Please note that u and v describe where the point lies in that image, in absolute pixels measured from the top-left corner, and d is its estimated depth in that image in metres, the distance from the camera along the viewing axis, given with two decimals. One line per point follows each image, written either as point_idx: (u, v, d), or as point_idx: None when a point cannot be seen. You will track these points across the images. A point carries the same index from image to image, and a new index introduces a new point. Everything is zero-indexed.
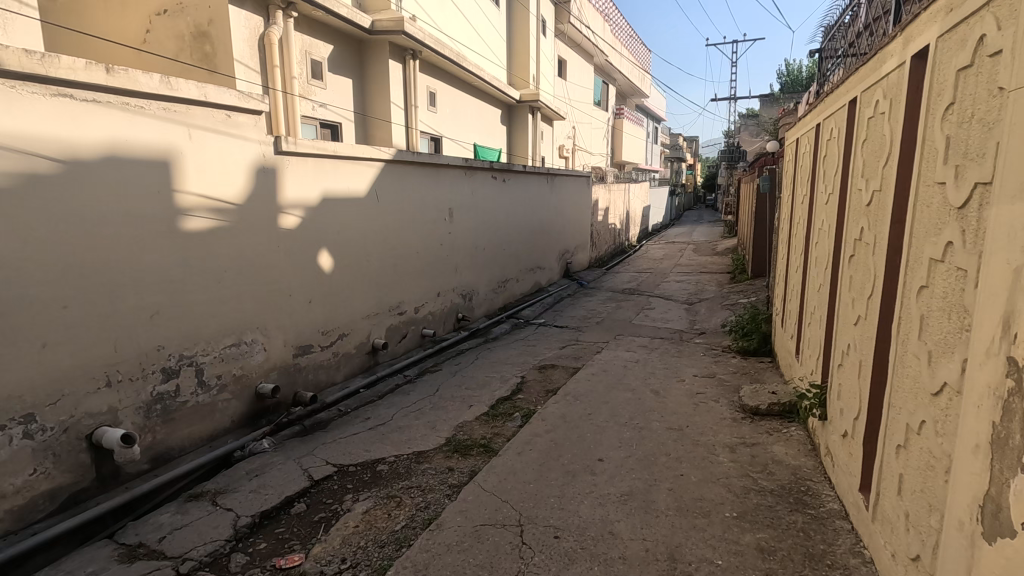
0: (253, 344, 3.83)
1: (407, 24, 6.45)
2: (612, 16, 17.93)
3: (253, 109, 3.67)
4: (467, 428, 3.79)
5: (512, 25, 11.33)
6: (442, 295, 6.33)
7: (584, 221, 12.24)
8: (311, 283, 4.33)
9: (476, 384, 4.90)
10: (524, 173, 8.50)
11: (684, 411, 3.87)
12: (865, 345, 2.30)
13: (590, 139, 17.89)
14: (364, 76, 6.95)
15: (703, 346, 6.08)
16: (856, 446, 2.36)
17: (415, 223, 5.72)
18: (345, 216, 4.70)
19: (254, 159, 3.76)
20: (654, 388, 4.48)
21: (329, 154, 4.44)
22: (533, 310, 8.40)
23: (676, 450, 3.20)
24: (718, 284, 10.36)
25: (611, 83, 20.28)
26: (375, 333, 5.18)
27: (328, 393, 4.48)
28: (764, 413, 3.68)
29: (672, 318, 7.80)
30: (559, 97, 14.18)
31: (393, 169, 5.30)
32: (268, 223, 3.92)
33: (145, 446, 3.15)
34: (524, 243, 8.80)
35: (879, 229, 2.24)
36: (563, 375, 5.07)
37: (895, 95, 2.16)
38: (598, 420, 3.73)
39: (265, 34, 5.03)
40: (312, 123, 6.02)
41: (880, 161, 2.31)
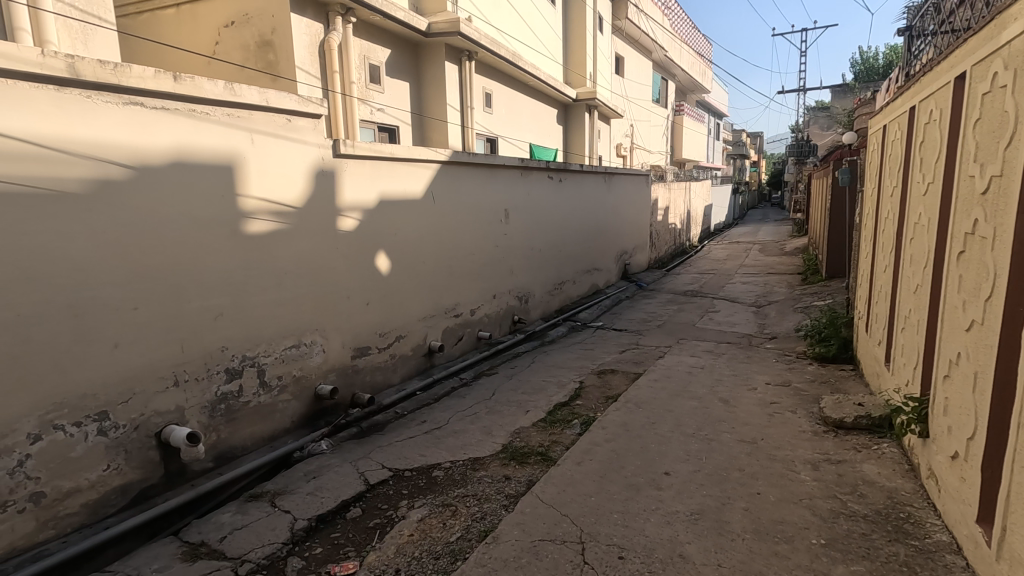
0: (312, 345, 3.86)
1: (463, 25, 6.44)
2: (671, 10, 17.39)
3: (312, 113, 3.71)
4: (524, 435, 3.67)
5: (568, 23, 11.17)
6: (497, 298, 6.25)
7: (642, 221, 11.88)
8: (368, 284, 4.35)
9: (533, 389, 4.76)
10: (581, 172, 8.31)
11: (757, 422, 3.58)
12: (983, 354, 1.99)
13: (649, 137, 17.41)
14: (420, 79, 6.99)
15: (775, 351, 5.68)
16: (971, 471, 2.05)
17: (471, 224, 5.67)
18: (402, 218, 4.69)
19: (313, 162, 3.80)
20: (723, 396, 4.19)
21: (386, 156, 4.44)
22: (590, 312, 8.18)
23: (750, 465, 2.94)
24: (788, 285, 9.75)
25: (671, 79, 19.68)
26: (431, 335, 5.15)
27: (385, 395, 4.48)
28: (850, 427, 3.34)
29: (739, 321, 7.37)
30: (616, 95, 13.88)
31: (449, 170, 5.27)
32: (327, 226, 3.95)
33: (210, 444, 3.22)
34: (581, 244, 8.60)
35: (1001, 221, 1.93)
36: (624, 380, 4.86)
37: (1020, 64, 1.85)
38: (662, 430, 3.51)
39: (325, 40, 5.17)
40: (370, 127, 6.10)
41: (999, 142, 2.00)
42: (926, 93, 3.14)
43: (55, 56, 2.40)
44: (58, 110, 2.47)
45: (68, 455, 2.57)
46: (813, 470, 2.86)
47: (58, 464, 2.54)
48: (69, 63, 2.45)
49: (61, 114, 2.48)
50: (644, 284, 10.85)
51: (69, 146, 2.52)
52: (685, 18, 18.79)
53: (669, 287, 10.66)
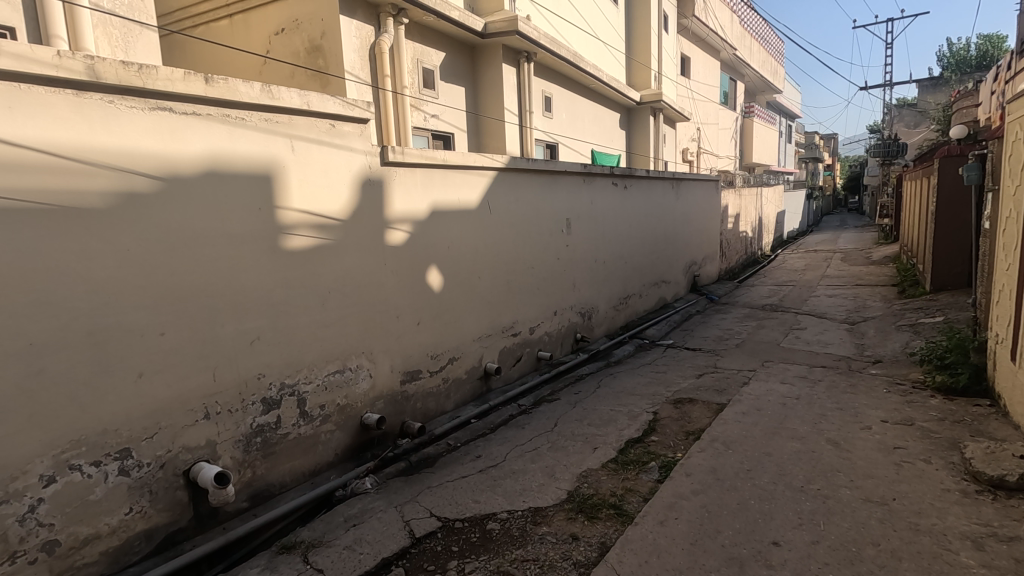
0: (358, 371, 3.53)
1: (521, 23, 6.13)
2: (741, 6, 16.45)
3: (358, 117, 3.41)
4: (593, 479, 3.18)
5: (632, 22, 10.67)
6: (559, 314, 5.77)
7: (713, 229, 11.07)
8: (419, 302, 3.99)
9: (601, 420, 4.24)
10: (648, 177, 7.74)
11: (883, 476, 2.93)
12: None
13: (716, 140, 16.50)
14: (477, 83, 6.70)
15: (883, 379, 4.89)
16: None
17: (530, 235, 5.24)
18: (456, 229, 4.32)
19: (360, 171, 3.49)
20: (831, 437, 3.53)
21: (439, 163, 4.10)
22: (659, 329, 7.55)
23: (887, 539, 2.36)
24: (884, 299, 8.72)
25: (739, 79, 18.65)
26: (488, 357, 4.74)
27: (436, 424, 4.09)
28: (1013, 487, 2.66)
29: (833, 341, 6.53)
30: (682, 96, 13.18)
31: (507, 177, 4.88)
32: (375, 240, 3.63)
33: (245, 482, 2.92)
34: (648, 255, 7.99)
35: None
36: (706, 412, 4.25)
37: None
38: (762, 482, 2.93)
39: (376, 42, 5.05)
40: (424, 134, 5.86)
41: None
42: None
43: (73, 56, 2.19)
44: (77, 116, 2.25)
45: (86, 498, 2.31)
46: (977, 550, 2.24)
47: (75, 509, 2.28)
48: (88, 65, 2.23)
49: (81, 121, 2.26)
50: (715, 297, 10.05)
51: (89, 156, 2.29)
52: (755, 14, 17.77)
53: (744, 300, 9.82)
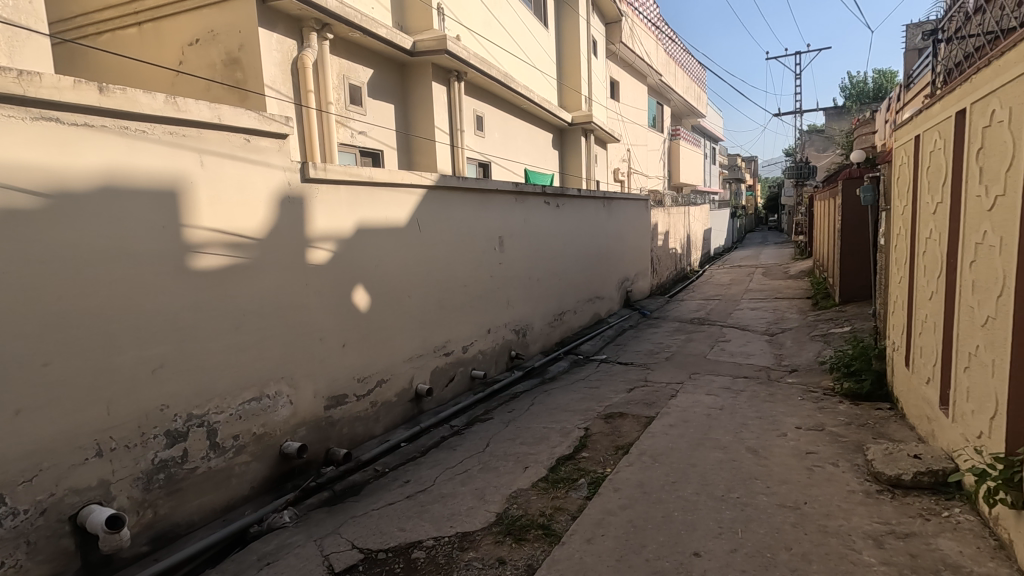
0: (277, 398, 3.34)
1: (451, 43, 6.18)
2: (665, 35, 17.39)
3: (276, 132, 3.28)
4: (522, 500, 3.14)
5: (562, 46, 11.00)
6: (493, 332, 5.74)
7: (644, 246, 11.47)
8: (345, 323, 3.84)
9: (533, 438, 4.23)
10: (579, 197, 7.92)
11: (797, 481, 3.08)
12: None
13: (646, 161, 17.19)
14: (407, 101, 6.67)
15: (799, 387, 5.17)
16: None
17: (462, 253, 5.20)
18: (384, 248, 4.22)
19: (278, 188, 3.35)
20: (751, 445, 3.67)
21: (365, 180, 4.00)
22: (593, 345, 7.68)
23: (799, 543, 2.46)
24: (800, 310, 9.29)
25: (666, 104, 19.58)
26: (419, 377, 4.62)
27: (364, 449, 3.93)
28: (909, 485, 2.85)
29: (754, 352, 6.86)
30: (612, 118, 13.68)
31: (437, 196, 4.83)
32: (296, 259, 3.48)
33: (144, 524, 2.67)
34: (582, 271, 8.14)
35: None
36: (635, 426, 4.33)
37: None
38: (686, 494, 3.00)
39: (299, 57, 4.93)
40: (351, 151, 5.75)
41: None
42: (977, 93, 2.72)
43: None
44: None
45: None
46: (878, 548, 2.37)
47: None
48: None
49: None
50: (647, 312, 10.37)
51: None
52: (678, 44, 18.78)
53: (675, 314, 10.18)
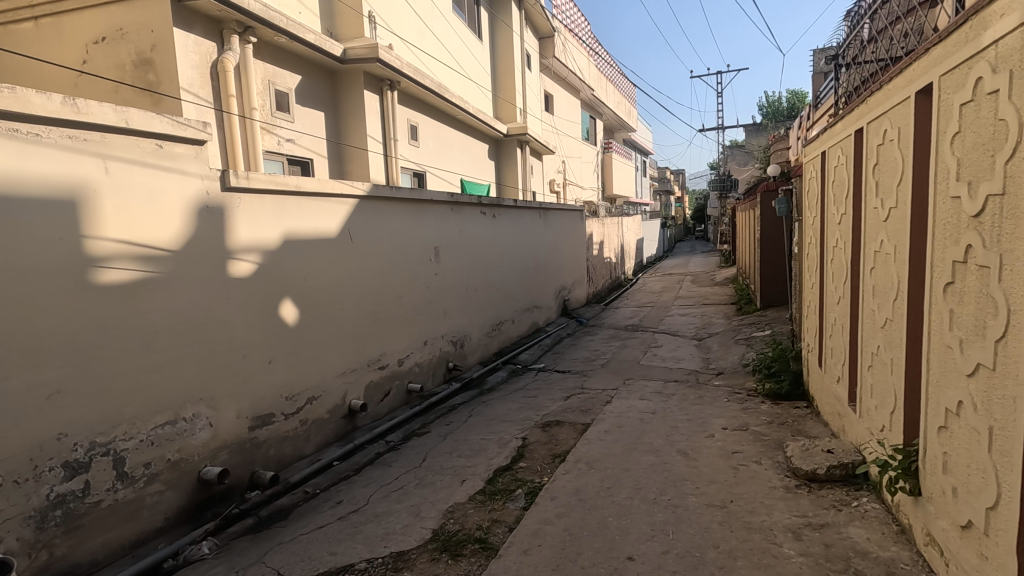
0: (195, 420, 3.12)
1: (382, 51, 6.10)
2: (596, 51, 17.96)
3: (191, 138, 3.09)
4: (459, 514, 3.10)
5: (496, 58, 11.11)
6: (429, 344, 5.65)
7: (580, 255, 11.71)
8: (271, 339, 3.66)
9: (471, 451, 4.18)
10: (516, 207, 7.99)
11: (724, 480, 3.21)
12: (999, 408, 1.71)
13: (581, 173, 17.61)
14: (338, 109, 6.51)
15: (725, 389, 5.42)
16: (995, 550, 1.74)
17: (397, 264, 5.11)
18: (313, 260, 4.07)
19: (195, 197, 3.15)
20: (681, 447, 3.80)
21: (292, 190, 3.84)
22: (531, 354, 7.73)
23: (726, 540, 2.56)
24: (726, 316, 9.77)
25: (599, 118, 20.18)
26: (352, 393, 4.47)
27: (293, 471, 3.75)
28: (823, 479, 3.04)
29: (684, 356, 7.13)
30: (547, 131, 13.95)
31: (370, 206, 4.73)
32: (215, 272, 3.28)
33: (38, 567, 2.41)
34: (519, 281, 8.20)
35: (1009, 247, 1.65)
36: (571, 433, 4.38)
37: (1019, 63, 1.59)
38: (620, 498, 3.07)
39: (219, 60, 4.73)
40: (277, 159, 5.54)
41: (994, 158, 1.74)
42: (872, 114, 2.96)
43: None
44: None
45: None
46: (796, 541, 2.50)
47: None
48: None
49: None
50: (584, 320, 10.56)
51: None
52: (608, 60, 19.43)
53: (610, 322, 10.44)
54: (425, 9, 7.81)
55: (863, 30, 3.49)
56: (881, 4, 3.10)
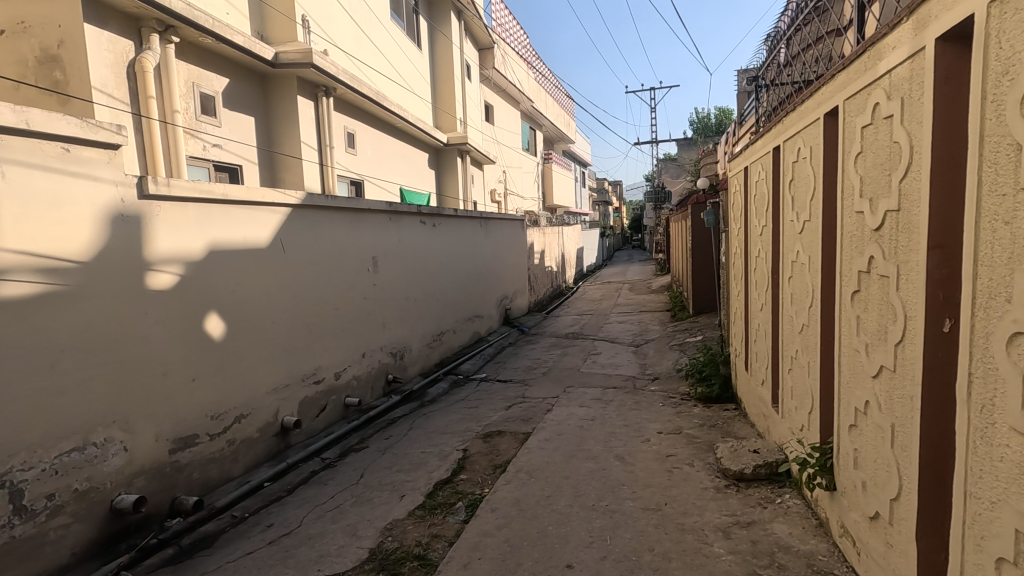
0: (107, 445, 2.88)
1: (317, 57, 5.94)
2: (535, 64, 18.28)
3: (103, 142, 2.87)
4: (398, 531, 3.03)
5: (436, 67, 11.08)
6: (367, 356, 5.51)
7: (521, 265, 11.81)
8: (194, 355, 3.45)
9: (410, 464, 4.11)
10: (456, 217, 7.97)
11: (659, 483, 3.31)
12: (900, 406, 1.86)
13: (521, 183, 17.82)
14: (270, 115, 6.30)
15: (660, 393, 5.60)
16: (899, 538, 1.88)
17: (332, 275, 4.96)
18: (242, 271, 3.88)
19: (108, 205, 2.93)
20: (618, 453, 3.89)
21: (217, 198, 3.65)
22: (472, 364, 7.70)
23: (661, 543, 2.63)
24: (661, 322, 10.12)
25: (539, 129, 20.52)
26: (285, 410, 4.29)
27: (219, 495, 3.54)
28: (750, 478, 3.19)
29: (622, 363, 7.33)
30: (487, 141, 14.04)
31: (303, 216, 4.57)
32: (131, 285, 3.07)
33: None
34: (460, 291, 8.16)
35: (906, 259, 1.80)
36: (512, 443, 4.38)
37: (909, 91, 1.75)
38: (559, 506, 3.10)
39: (137, 59, 4.48)
40: (203, 165, 5.27)
41: (891, 176, 1.90)
42: (788, 134, 3.17)
43: None
44: None
45: None
46: (726, 539, 2.61)
47: None
48: None
49: None
50: (525, 329, 10.64)
51: None
52: (547, 73, 19.83)
53: (551, 330, 10.57)
54: (362, 15, 7.70)
55: (780, 54, 3.73)
56: (795, 31, 3.33)
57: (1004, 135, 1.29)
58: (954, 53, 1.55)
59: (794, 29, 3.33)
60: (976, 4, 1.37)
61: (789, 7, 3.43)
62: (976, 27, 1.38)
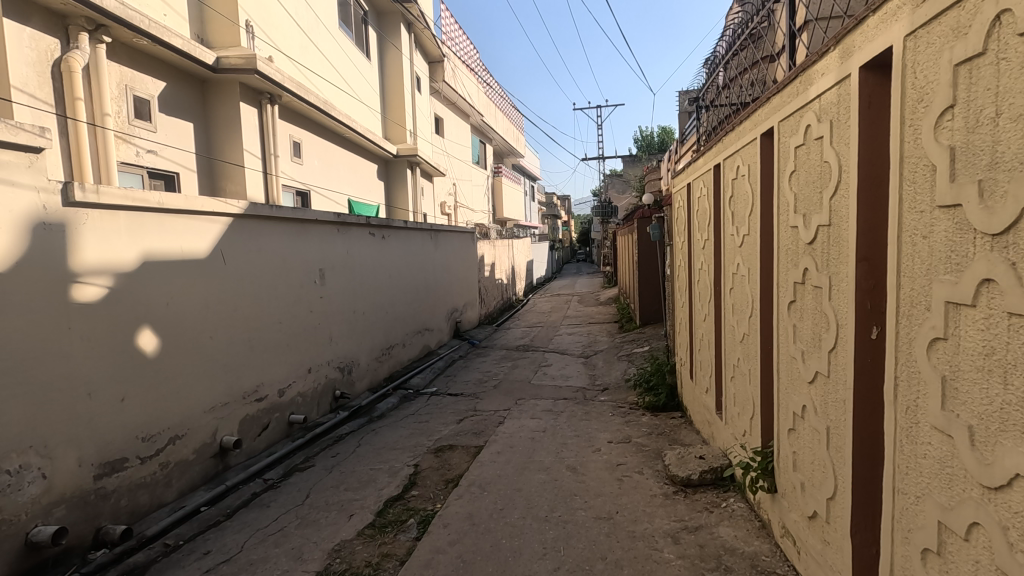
0: (22, 472, 2.64)
1: (261, 63, 5.78)
2: (485, 78, 18.41)
3: (24, 145, 2.67)
4: (347, 552, 2.93)
5: (385, 79, 10.97)
6: (313, 372, 5.32)
7: (472, 278, 11.77)
8: (123, 373, 3.23)
9: (359, 483, 3.98)
10: (405, 229, 7.88)
11: (609, 492, 3.37)
12: (833, 410, 1.97)
13: (471, 195, 17.85)
14: (210, 121, 6.06)
15: (610, 403, 5.70)
16: (835, 535, 1.99)
17: (275, 288, 4.78)
18: (177, 284, 3.68)
19: (27, 212, 2.73)
20: (570, 463, 3.92)
21: (151, 207, 3.46)
22: (422, 378, 7.57)
23: (612, 551, 2.66)
24: (609, 334, 10.32)
25: (489, 143, 20.65)
26: (224, 429, 4.07)
27: (149, 522, 3.30)
28: (697, 483, 3.29)
29: (572, 374, 7.40)
30: (437, 153, 13.98)
31: (245, 226, 4.39)
32: (52, 299, 2.84)
33: None
34: (409, 304, 8.04)
35: (836, 271, 1.92)
36: (464, 457, 4.34)
37: (837, 115, 1.88)
38: (511, 518, 3.09)
39: (63, 59, 4.23)
40: (136, 172, 5.02)
41: (822, 193, 2.03)
42: (727, 153, 3.34)
43: None
44: None
45: None
46: (675, 544, 2.67)
47: None
48: None
49: None
50: (476, 341, 10.59)
51: None
52: (497, 89, 20.04)
53: (502, 343, 10.57)
54: (309, 23, 7.56)
55: (718, 77, 3.93)
56: (732, 56, 3.52)
57: (921, 156, 1.41)
58: (875, 81, 1.68)
59: (731, 54, 3.53)
60: (894, 37, 1.50)
61: (726, 33, 3.63)
62: (895, 57, 1.50)
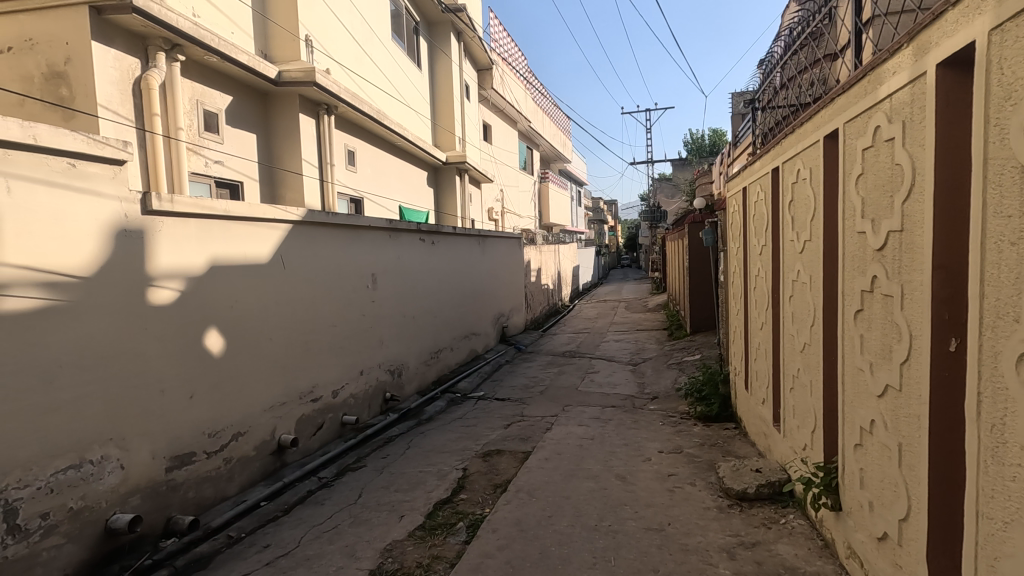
0: (102, 463, 2.82)
1: (320, 76, 6.02)
2: (532, 83, 18.49)
3: (109, 158, 2.87)
4: (398, 552, 2.99)
5: (435, 87, 11.20)
6: (364, 374, 5.47)
7: (518, 283, 11.80)
8: (192, 372, 3.42)
9: (408, 484, 4.06)
10: (454, 235, 8.00)
11: (660, 503, 3.30)
12: (906, 427, 1.86)
13: (518, 201, 17.95)
14: (272, 132, 6.35)
15: (659, 412, 5.58)
16: (908, 558, 1.87)
17: (330, 292, 4.94)
18: (241, 288, 3.87)
19: (111, 220, 2.93)
20: (619, 473, 3.86)
21: (219, 215, 3.66)
22: (469, 382, 7.64)
23: (664, 564, 2.61)
24: (658, 341, 10.12)
25: (536, 149, 20.72)
26: (282, 427, 4.24)
27: (214, 515, 3.47)
28: (753, 497, 3.17)
29: (619, 382, 7.30)
30: (485, 159, 14.13)
31: (303, 232, 4.57)
32: (132, 301, 3.05)
33: None
34: (457, 309, 8.13)
35: (910, 279, 1.82)
36: (512, 462, 4.35)
37: (910, 115, 1.79)
38: (560, 525, 3.08)
39: (142, 77, 4.54)
40: (204, 181, 5.30)
41: (893, 197, 1.93)
42: (786, 155, 3.22)
43: None
44: None
45: None
46: (731, 560, 2.59)
47: None
48: None
49: None
50: (523, 346, 10.60)
51: None
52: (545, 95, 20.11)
53: (547, 348, 10.55)
54: (364, 35, 7.82)
55: (776, 78, 3.81)
56: (791, 56, 3.40)
57: (1008, 157, 1.32)
58: (954, 79, 1.59)
59: (790, 53, 3.41)
60: (977, 32, 1.42)
61: (784, 32, 3.52)
62: (978, 53, 1.42)
